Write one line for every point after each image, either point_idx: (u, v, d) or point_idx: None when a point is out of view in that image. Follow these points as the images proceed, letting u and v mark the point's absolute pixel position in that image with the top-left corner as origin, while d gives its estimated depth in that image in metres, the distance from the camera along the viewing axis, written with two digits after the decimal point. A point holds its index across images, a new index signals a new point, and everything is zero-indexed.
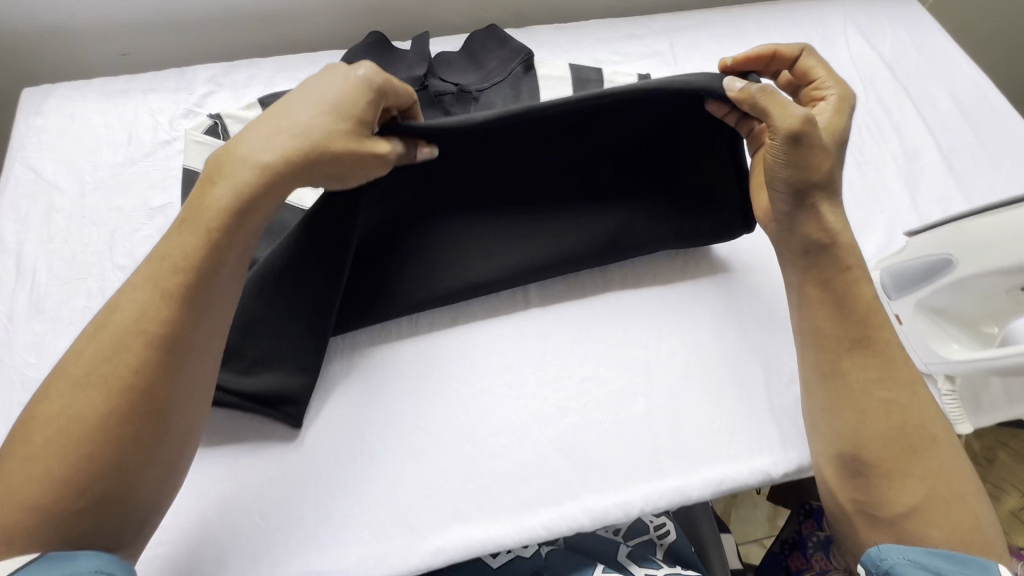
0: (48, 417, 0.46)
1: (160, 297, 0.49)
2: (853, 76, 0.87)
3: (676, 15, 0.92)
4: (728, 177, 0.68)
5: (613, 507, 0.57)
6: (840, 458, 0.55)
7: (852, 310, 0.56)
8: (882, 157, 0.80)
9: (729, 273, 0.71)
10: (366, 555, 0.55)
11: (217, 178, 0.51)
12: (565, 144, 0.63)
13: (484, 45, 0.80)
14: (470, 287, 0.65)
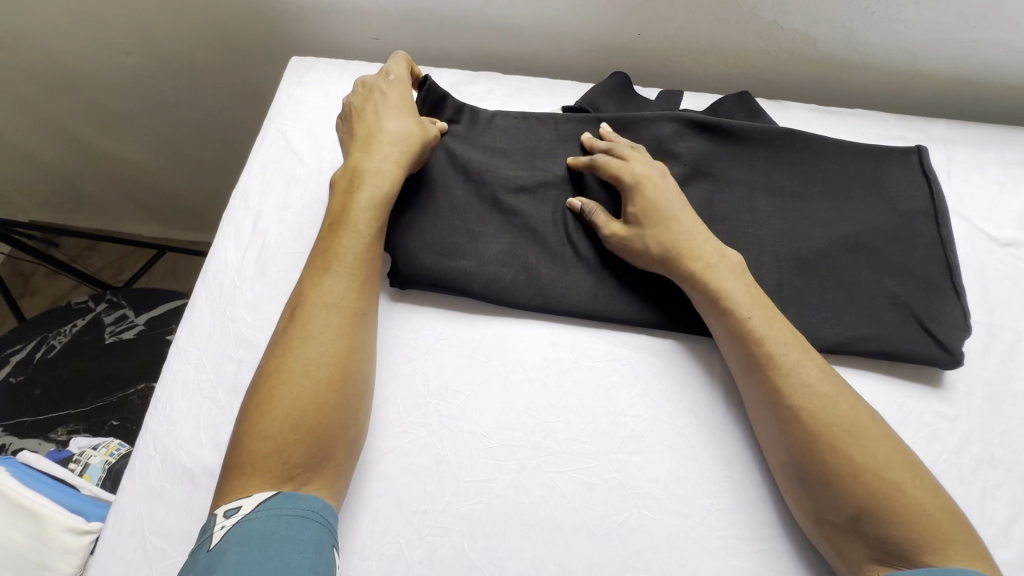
0: (274, 389, 0.53)
1: (349, 268, 0.59)
2: None
3: (960, 124, 0.79)
4: (942, 270, 0.67)
5: None
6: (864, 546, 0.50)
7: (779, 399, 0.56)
8: None
9: (965, 454, 0.60)
10: (521, 538, 0.56)
11: (354, 183, 0.63)
12: (766, 175, 0.71)
13: (735, 112, 0.76)
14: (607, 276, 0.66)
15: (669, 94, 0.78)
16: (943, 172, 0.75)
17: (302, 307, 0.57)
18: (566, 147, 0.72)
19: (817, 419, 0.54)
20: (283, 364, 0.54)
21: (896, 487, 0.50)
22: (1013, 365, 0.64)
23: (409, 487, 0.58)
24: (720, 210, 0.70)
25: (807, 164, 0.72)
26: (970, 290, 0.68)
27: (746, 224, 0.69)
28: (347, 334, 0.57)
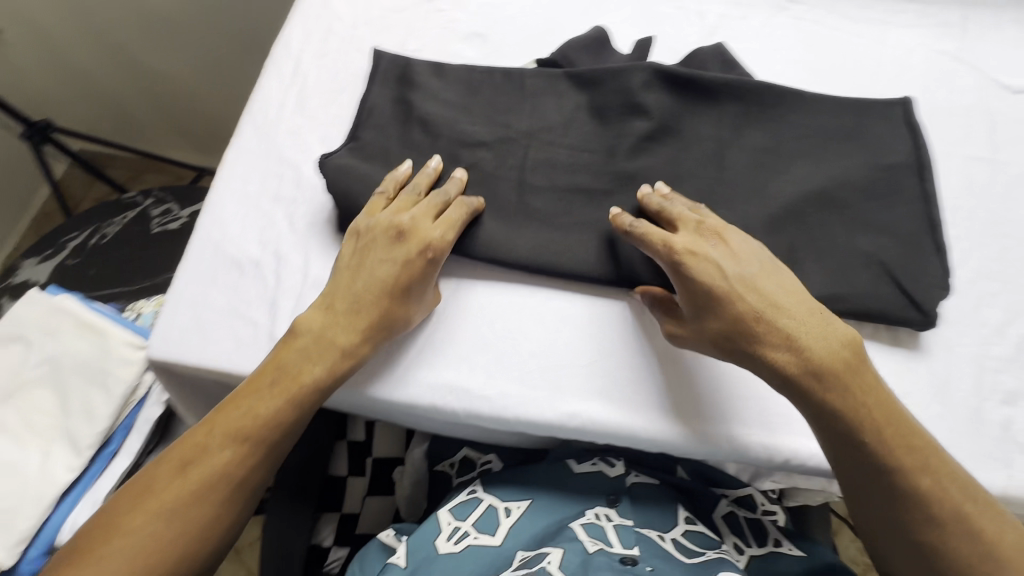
0: (137, 533, 0.51)
1: (250, 436, 0.54)
2: None
3: None
4: (926, 233, 0.62)
5: (757, 445, 0.57)
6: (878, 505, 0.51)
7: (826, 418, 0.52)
8: None
9: (962, 268, 0.63)
10: (528, 332, 0.62)
11: (272, 369, 0.57)
12: (738, 131, 0.67)
13: (711, 63, 0.72)
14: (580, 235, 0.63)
15: (645, 45, 0.72)
16: (959, 30, 0.76)
17: (207, 443, 0.54)
18: (531, 102, 0.70)
19: (865, 429, 0.50)
20: (156, 502, 0.52)
21: (934, 490, 0.50)
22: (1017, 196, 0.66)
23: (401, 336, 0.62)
24: (689, 172, 0.66)
25: (782, 117, 0.67)
26: (978, 130, 0.69)
27: (715, 180, 0.65)
28: (236, 494, 0.54)
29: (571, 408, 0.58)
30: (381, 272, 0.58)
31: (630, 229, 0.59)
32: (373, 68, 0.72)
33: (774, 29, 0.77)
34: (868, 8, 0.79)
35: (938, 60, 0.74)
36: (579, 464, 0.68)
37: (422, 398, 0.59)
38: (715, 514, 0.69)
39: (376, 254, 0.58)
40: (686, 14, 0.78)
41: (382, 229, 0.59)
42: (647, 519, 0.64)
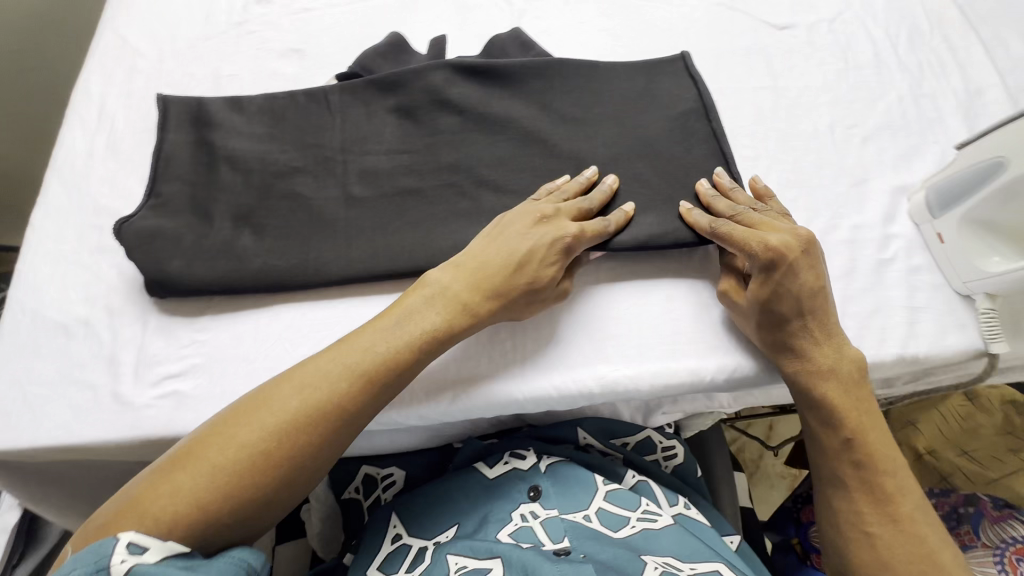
0: (207, 466, 0.47)
1: (364, 387, 0.52)
2: (919, 15, 0.85)
3: None
4: (715, 160, 0.69)
5: (623, 378, 0.60)
6: (850, 485, 0.56)
7: (827, 403, 0.57)
8: (941, 92, 0.77)
9: (767, 182, 0.70)
10: (627, 348, 0.62)
11: (404, 312, 0.56)
12: (539, 108, 0.72)
13: (510, 49, 0.77)
14: (405, 236, 0.64)
15: (441, 42, 0.76)
16: None
17: (263, 406, 0.50)
18: (340, 116, 0.71)
19: (841, 422, 0.56)
20: (226, 443, 0.48)
21: (885, 489, 0.54)
22: (799, 113, 0.75)
23: (515, 338, 0.62)
24: (506, 152, 0.70)
25: (576, 87, 0.73)
26: (758, 65, 0.79)
27: (530, 154, 0.70)
28: (325, 448, 0.51)
29: (633, 370, 0.61)
30: (514, 259, 0.59)
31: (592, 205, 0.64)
32: (163, 114, 0.69)
33: (575, 5, 0.83)
34: None
35: (716, 13, 0.83)
36: (491, 469, 0.67)
37: (470, 365, 0.61)
38: (625, 481, 0.68)
39: (521, 244, 0.59)
40: (494, 3, 0.83)
41: (498, 242, 0.60)
42: (568, 499, 0.64)
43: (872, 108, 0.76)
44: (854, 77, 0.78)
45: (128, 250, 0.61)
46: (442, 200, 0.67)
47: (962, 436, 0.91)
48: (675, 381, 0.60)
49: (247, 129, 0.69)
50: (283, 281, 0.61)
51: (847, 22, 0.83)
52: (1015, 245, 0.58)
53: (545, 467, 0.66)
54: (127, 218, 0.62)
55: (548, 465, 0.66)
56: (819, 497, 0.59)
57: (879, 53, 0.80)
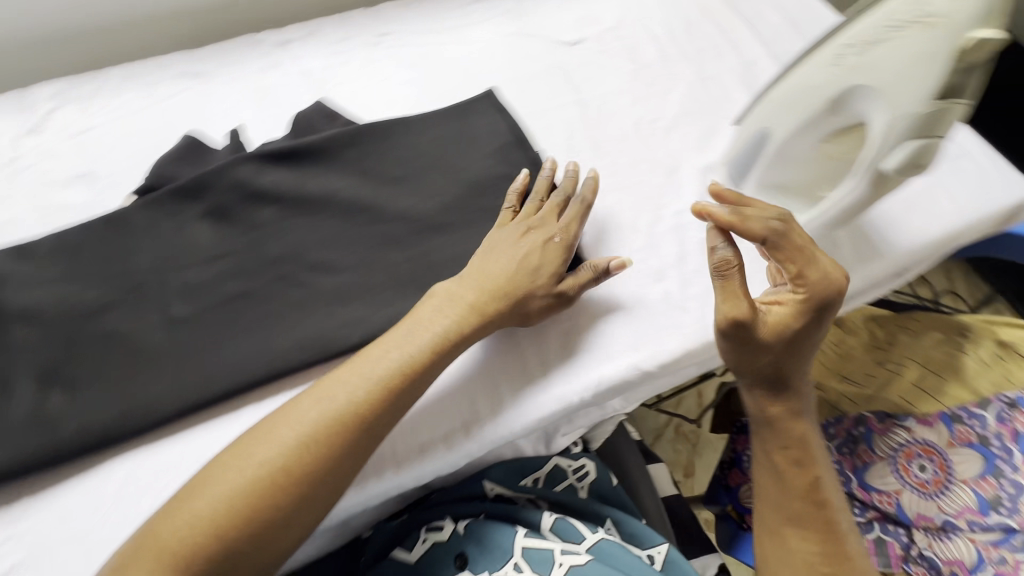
0: (177, 528, 0.47)
1: (315, 449, 0.51)
2: (689, 7, 0.93)
3: None
4: (538, 184, 0.71)
5: (492, 428, 0.61)
6: (804, 529, 0.62)
7: (797, 446, 0.63)
8: (723, 70, 0.85)
9: None
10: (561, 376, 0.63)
11: (344, 375, 0.55)
12: (356, 175, 0.70)
13: (315, 122, 0.75)
14: (240, 346, 0.59)
15: (239, 133, 0.72)
16: (516, 12, 0.91)
17: (238, 459, 0.50)
18: (142, 233, 0.65)
19: (808, 463, 0.63)
20: (198, 504, 0.48)
21: (841, 540, 0.61)
22: (605, 119, 0.79)
23: (492, 403, 0.62)
24: (333, 226, 0.67)
25: (390, 145, 0.73)
26: (560, 82, 0.83)
27: (357, 221, 0.67)
28: (292, 506, 0.50)
29: (583, 387, 0.62)
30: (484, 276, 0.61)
31: (580, 195, 0.68)
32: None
33: (375, 63, 0.84)
34: (444, 19, 0.90)
35: (511, 42, 0.87)
36: (410, 552, 0.64)
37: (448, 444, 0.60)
38: (542, 520, 0.67)
39: (515, 257, 0.62)
40: (293, 79, 0.81)
41: (539, 244, 0.63)
42: (491, 559, 0.62)
43: (668, 99, 0.82)
44: (647, 75, 0.84)
45: None
46: (274, 295, 0.63)
47: (840, 364, 0.99)
48: (538, 415, 0.61)
49: (39, 276, 0.62)
50: (111, 434, 0.55)
51: (629, 26, 0.89)
52: (807, 199, 0.61)
53: (462, 530, 0.65)
54: None
55: (465, 527, 0.65)
56: (776, 536, 0.65)
57: (663, 48, 0.87)
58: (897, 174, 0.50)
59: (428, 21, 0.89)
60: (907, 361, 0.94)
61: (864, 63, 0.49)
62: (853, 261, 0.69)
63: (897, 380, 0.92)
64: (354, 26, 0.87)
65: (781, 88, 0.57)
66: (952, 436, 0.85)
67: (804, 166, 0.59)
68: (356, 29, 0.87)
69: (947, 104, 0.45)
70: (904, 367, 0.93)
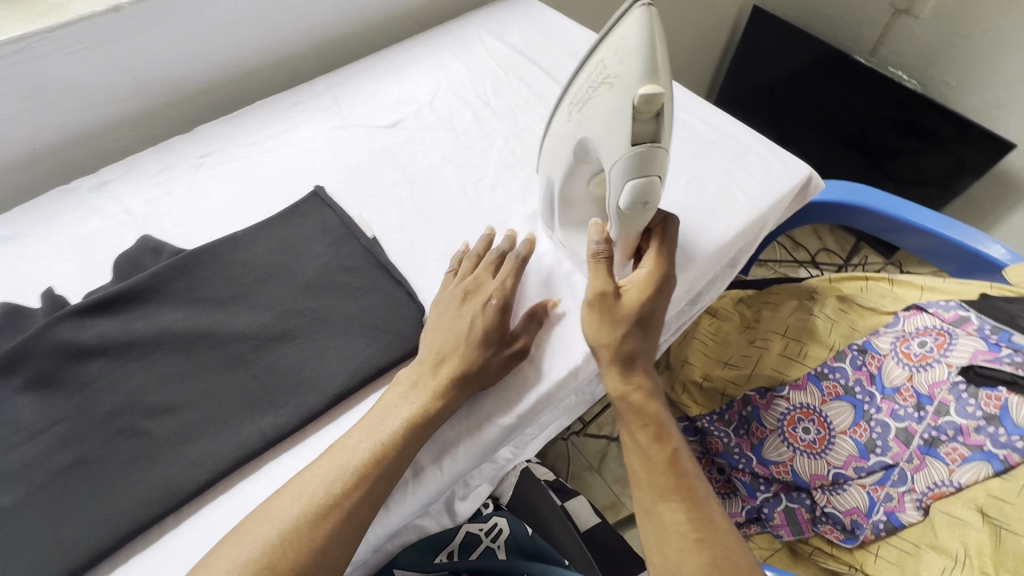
0: None
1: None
2: (495, 70, 1.01)
3: (335, 74, 1.01)
4: (376, 269, 0.73)
5: (379, 530, 0.62)
6: (672, 502, 0.59)
7: (654, 421, 0.63)
8: (534, 122, 0.93)
9: (431, 262, 0.76)
10: (470, 429, 0.64)
11: (277, 495, 0.56)
12: (187, 306, 0.69)
13: (140, 260, 0.74)
14: (78, 521, 0.56)
15: (56, 292, 0.70)
16: (335, 107, 0.95)
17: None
18: None
19: (665, 435, 0.62)
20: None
21: (705, 506, 0.60)
22: (434, 189, 0.84)
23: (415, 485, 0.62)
24: (169, 364, 0.65)
25: (220, 266, 0.72)
26: (388, 165, 0.87)
27: (195, 352, 0.66)
28: None
29: (488, 431, 0.64)
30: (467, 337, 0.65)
31: (506, 250, 0.73)
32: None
33: (200, 185, 0.84)
34: (266, 127, 0.92)
35: (335, 136, 0.91)
36: None
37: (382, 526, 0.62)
38: None
39: (446, 334, 0.65)
40: (114, 221, 0.80)
41: (447, 325, 0.66)
42: None
43: (488, 158, 0.87)
44: (466, 139, 0.90)
45: None
46: (114, 453, 0.60)
47: (719, 353, 1.08)
48: (413, 504, 0.62)
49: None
50: None
51: (443, 99, 0.96)
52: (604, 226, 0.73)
53: None
54: None
55: None
56: (649, 518, 0.61)
57: (478, 112, 0.94)
58: (630, 211, 0.59)
59: (250, 133, 0.91)
60: (771, 334, 1.03)
61: (589, 115, 0.60)
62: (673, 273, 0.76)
63: (767, 354, 1.01)
64: (174, 153, 0.88)
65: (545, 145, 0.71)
66: (822, 393, 0.92)
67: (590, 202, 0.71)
68: (177, 156, 0.88)
69: (649, 151, 0.56)
70: (771, 340, 1.02)
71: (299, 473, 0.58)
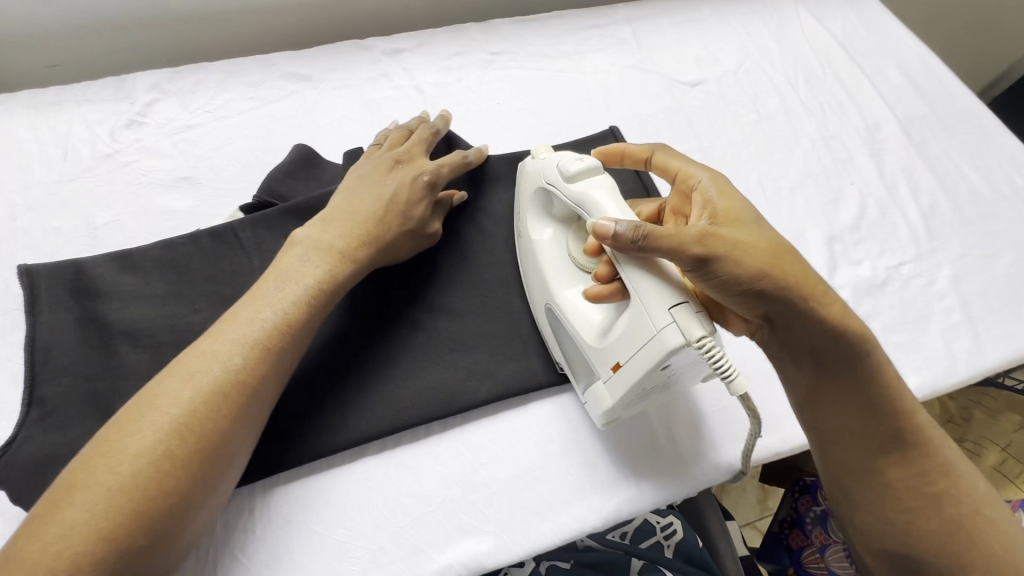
0: (87, 483, 0.40)
1: (232, 381, 0.46)
2: (810, 56, 0.89)
3: (635, 5, 0.91)
4: None
5: (622, 504, 0.56)
6: (896, 458, 0.52)
7: (869, 375, 0.52)
8: (846, 131, 0.82)
9: None
10: (731, 439, 0.60)
11: (251, 305, 0.50)
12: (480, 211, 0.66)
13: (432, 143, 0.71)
14: (359, 391, 0.56)
15: (355, 149, 0.69)
16: (634, 44, 0.87)
17: (114, 457, 0.41)
18: (255, 256, 0.62)
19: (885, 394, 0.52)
20: (72, 513, 0.39)
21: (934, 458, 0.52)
22: (728, 172, 0.76)
23: (622, 447, 0.58)
24: (456, 267, 0.63)
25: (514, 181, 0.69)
26: (681, 127, 0.79)
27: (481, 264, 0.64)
28: (217, 458, 0.44)
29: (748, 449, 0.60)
30: (397, 203, 0.59)
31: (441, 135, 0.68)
32: (29, 293, 0.56)
33: (489, 84, 0.80)
34: (560, 44, 0.85)
35: (629, 76, 0.83)
36: None
37: (577, 473, 0.56)
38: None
39: (378, 194, 0.59)
40: (404, 93, 0.77)
41: (367, 189, 0.59)
42: None
43: (790, 157, 0.78)
44: (768, 127, 0.81)
45: (11, 491, 0.48)
46: (394, 337, 0.59)
47: None
48: (669, 493, 0.57)
49: (143, 292, 0.58)
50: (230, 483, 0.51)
51: (750, 71, 0.86)
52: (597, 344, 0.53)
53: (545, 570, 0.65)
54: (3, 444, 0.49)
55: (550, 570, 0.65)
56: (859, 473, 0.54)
57: (786, 100, 0.84)
58: (579, 168, 0.56)
59: (543, 43, 0.85)
60: (986, 442, 0.93)
61: (521, 225, 0.63)
62: (981, 357, 0.66)
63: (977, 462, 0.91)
64: (467, 41, 0.83)
65: (528, 293, 0.62)
66: None
67: (586, 319, 0.55)
68: (470, 45, 0.83)
69: (548, 170, 0.59)
70: (985, 449, 0.92)
71: (252, 290, 0.51)
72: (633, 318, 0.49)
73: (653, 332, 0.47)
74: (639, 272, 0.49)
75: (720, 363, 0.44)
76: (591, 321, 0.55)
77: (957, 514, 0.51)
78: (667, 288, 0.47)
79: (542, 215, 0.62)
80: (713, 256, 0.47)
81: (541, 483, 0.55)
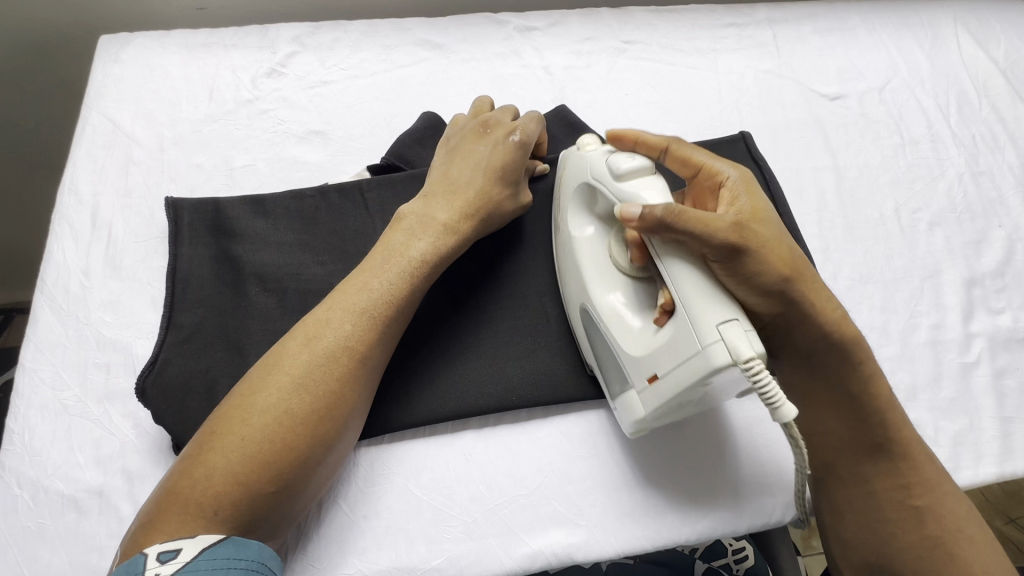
0: (224, 435, 0.43)
1: (342, 347, 0.48)
2: (965, 81, 0.82)
3: (779, 5, 0.86)
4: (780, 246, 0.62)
5: (719, 522, 0.54)
6: (890, 508, 0.49)
7: (862, 408, 0.50)
8: (997, 168, 0.75)
9: (842, 275, 0.66)
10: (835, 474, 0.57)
11: (366, 272, 0.52)
12: None
13: (556, 128, 0.70)
14: (469, 370, 0.55)
15: None
16: (773, 48, 0.82)
17: (246, 409, 0.44)
18: (379, 216, 0.62)
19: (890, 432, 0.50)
20: (217, 458, 0.42)
21: (930, 510, 0.49)
22: (863, 195, 0.72)
23: (726, 468, 0.56)
24: None
25: None
26: (816, 142, 0.75)
27: None
28: (331, 418, 0.46)
29: None
30: (489, 172, 0.57)
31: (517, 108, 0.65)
32: (174, 224, 0.59)
33: (619, 74, 0.78)
34: (694, 39, 0.81)
35: (764, 80, 0.79)
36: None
37: (676, 484, 0.55)
38: None
39: (467, 168, 0.58)
40: (532, 72, 0.76)
41: (462, 164, 0.58)
42: None
43: (933, 189, 0.73)
44: (911, 154, 0.75)
45: (153, 409, 0.51)
46: (507, 318, 0.58)
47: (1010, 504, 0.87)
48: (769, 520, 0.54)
49: (272, 237, 0.60)
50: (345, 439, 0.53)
51: (896, 91, 0.80)
52: (632, 358, 0.49)
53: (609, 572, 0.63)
54: (148, 365, 0.53)
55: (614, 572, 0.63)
56: (835, 507, 0.52)
57: (933, 127, 0.78)
58: (622, 171, 0.50)
59: (677, 36, 0.81)
60: None
61: (562, 222, 0.58)
62: None
63: None
64: (600, 25, 0.81)
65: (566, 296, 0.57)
66: None
67: (621, 335, 0.50)
68: (602, 31, 0.80)
69: (595, 163, 0.53)
70: None
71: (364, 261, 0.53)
72: (677, 329, 0.44)
73: (698, 348, 0.42)
74: (688, 271, 0.44)
75: (768, 391, 0.39)
76: (630, 329, 0.50)
77: (938, 532, 0.48)
78: (715, 301, 0.43)
79: (585, 211, 0.56)
80: (747, 246, 0.44)
81: (635, 487, 0.54)
